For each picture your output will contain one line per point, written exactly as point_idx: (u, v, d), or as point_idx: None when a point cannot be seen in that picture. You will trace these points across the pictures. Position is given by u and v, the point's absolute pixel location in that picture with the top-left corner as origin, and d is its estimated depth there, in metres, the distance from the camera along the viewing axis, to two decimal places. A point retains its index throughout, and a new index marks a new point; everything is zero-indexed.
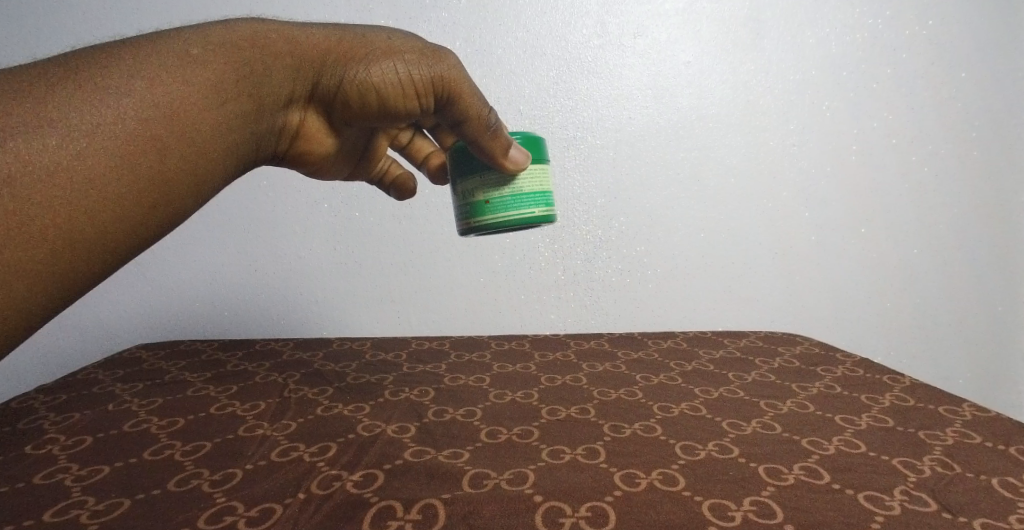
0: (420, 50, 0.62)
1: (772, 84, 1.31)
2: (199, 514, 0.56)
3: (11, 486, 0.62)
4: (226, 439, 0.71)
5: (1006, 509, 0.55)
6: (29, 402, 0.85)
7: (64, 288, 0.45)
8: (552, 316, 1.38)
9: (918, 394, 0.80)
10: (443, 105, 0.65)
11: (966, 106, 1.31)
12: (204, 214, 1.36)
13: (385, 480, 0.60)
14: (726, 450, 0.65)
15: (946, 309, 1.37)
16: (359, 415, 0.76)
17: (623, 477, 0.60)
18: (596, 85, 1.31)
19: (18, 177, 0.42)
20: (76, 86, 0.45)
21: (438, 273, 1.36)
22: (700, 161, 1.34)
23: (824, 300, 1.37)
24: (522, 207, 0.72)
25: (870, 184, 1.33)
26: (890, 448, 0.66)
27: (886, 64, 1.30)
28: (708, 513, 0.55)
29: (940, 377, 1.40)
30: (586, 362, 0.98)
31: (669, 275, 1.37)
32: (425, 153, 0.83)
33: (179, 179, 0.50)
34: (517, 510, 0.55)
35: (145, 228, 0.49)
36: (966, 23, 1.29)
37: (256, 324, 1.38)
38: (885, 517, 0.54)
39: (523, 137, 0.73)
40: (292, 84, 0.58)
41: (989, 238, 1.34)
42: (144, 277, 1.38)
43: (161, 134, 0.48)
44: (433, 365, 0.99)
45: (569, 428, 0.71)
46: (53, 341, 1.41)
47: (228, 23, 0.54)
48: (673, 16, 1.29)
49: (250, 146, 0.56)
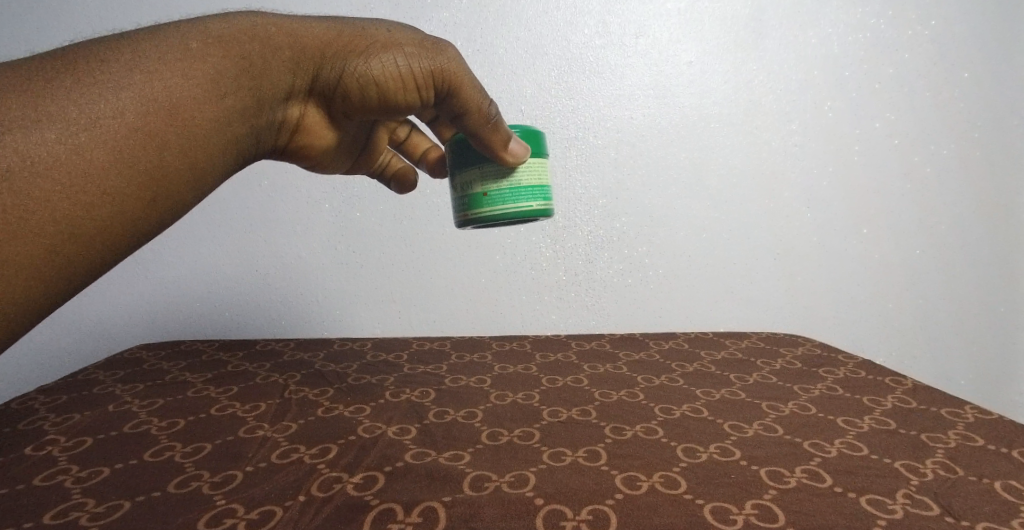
0: (420, 42, 0.61)
1: (773, 83, 1.31)
2: (198, 518, 0.56)
3: (10, 487, 0.62)
4: (226, 440, 0.71)
5: (1009, 513, 0.55)
6: (29, 403, 0.85)
7: (63, 285, 0.45)
8: (553, 316, 1.38)
9: (921, 396, 0.80)
10: (443, 98, 0.64)
11: (969, 106, 1.30)
12: (204, 213, 1.36)
13: (385, 483, 0.60)
14: (728, 453, 0.65)
15: (948, 310, 1.37)
16: (359, 416, 0.76)
17: (624, 480, 0.60)
18: (597, 85, 1.31)
19: (17, 172, 0.42)
20: (75, 80, 0.45)
21: (438, 273, 1.36)
22: (701, 161, 1.33)
23: (826, 303, 1.37)
24: (520, 200, 0.72)
25: (872, 184, 1.33)
26: (892, 451, 0.65)
27: (888, 65, 1.30)
28: (709, 516, 0.54)
29: (941, 378, 1.40)
30: (587, 363, 0.98)
31: (670, 276, 1.36)
32: (423, 149, 0.84)
33: (180, 174, 0.49)
34: (517, 513, 0.55)
35: (145, 222, 0.49)
36: (967, 23, 1.29)
37: (255, 324, 1.38)
38: (887, 521, 0.54)
39: (523, 130, 0.73)
40: (293, 78, 0.58)
41: (992, 237, 1.34)
42: (145, 276, 1.38)
43: (161, 128, 0.48)
44: (434, 365, 0.99)
45: (570, 430, 0.71)
46: (54, 342, 1.41)
47: (228, 15, 0.53)
48: (675, 15, 1.29)
49: (250, 140, 0.56)
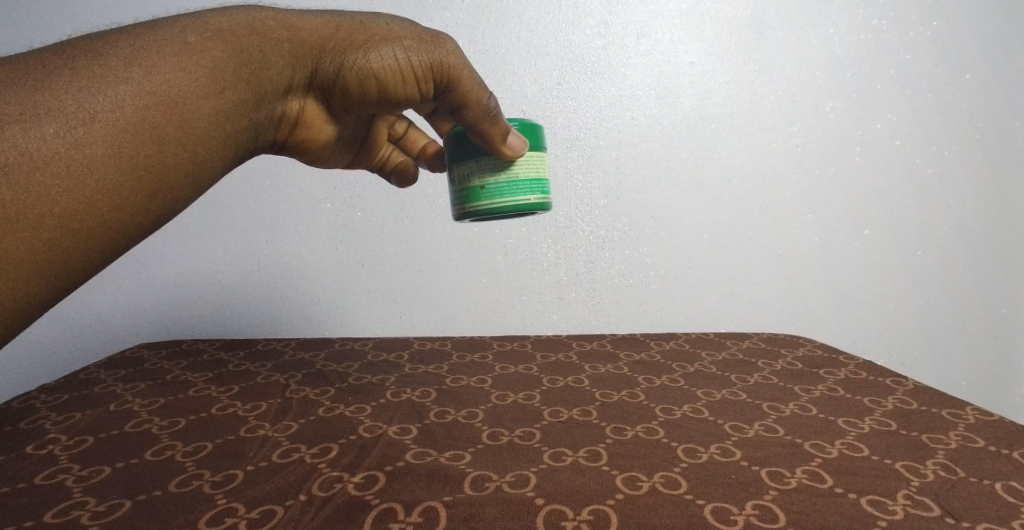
0: (419, 35, 0.62)
1: (775, 84, 1.31)
2: (199, 517, 0.56)
3: (11, 486, 0.62)
4: (227, 440, 0.71)
5: (1009, 515, 0.55)
6: (30, 402, 0.85)
7: (63, 282, 0.45)
8: (554, 317, 1.38)
9: (922, 397, 0.80)
10: (443, 91, 0.65)
11: (971, 108, 1.30)
12: (204, 213, 1.36)
13: (386, 482, 0.60)
14: (728, 453, 0.65)
15: (948, 311, 1.36)
16: (360, 416, 0.77)
17: (625, 481, 0.60)
18: (599, 85, 1.31)
19: (17, 166, 0.43)
20: (73, 75, 0.45)
21: (438, 273, 1.36)
22: (703, 162, 1.33)
23: (827, 304, 1.37)
24: (518, 194, 0.72)
25: (873, 185, 1.33)
26: (893, 452, 0.65)
27: (890, 65, 1.30)
28: (710, 517, 0.54)
29: (941, 380, 1.40)
30: (588, 363, 0.98)
31: (671, 277, 1.36)
32: (421, 145, 0.85)
33: (178, 168, 0.49)
34: (518, 513, 0.55)
35: (145, 216, 0.49)
36: (970, 25, 1.28)
37: (256, 323, 1.38)
38: (887, 521, 0.54)
39: (521, 124, 0.73)
40: (292, 72, 0.58)
41: (993, 238, 1.34)
42: (145, 275, 1.38)
43: (161, 122, 0.48)
44: (434, 365, 0.99)
45: (571, 430, 0.71)
46: (54, 341, 1.42)
47: (227, 10, 0.53)
48: (677, 16, 1.29)
49: (250, 135, 0.56)
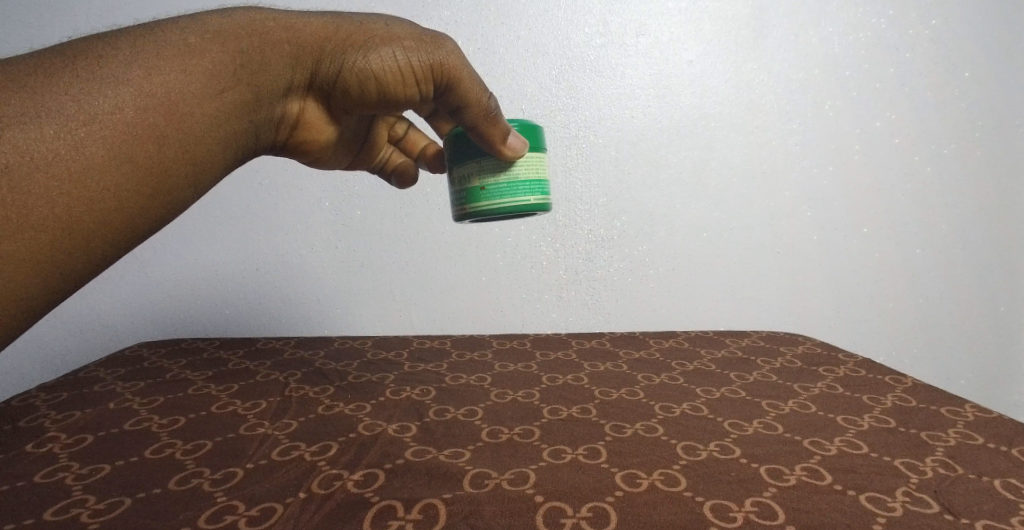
0: (419, 36, 0.62)
1: (774, 83, 1.31)
2: (198, 515, 0.56)
3: (10, 485, 0.62)
4: (227, 438, 0.71)
5: (1008, 511, 0.55)
6: (30, 401, 0.85)
7: (64, 283, 0.45)
8: (554, 315, 1.38)
9: (922, 395, 0.80)
10: (443, 92, 0.65)
11: (970, 106, 1.30)
12: (203, 211, 1.36)
13: (386, 480, 0.60)
14: (727, 451, 0.65)
15: (947, 309, 1.37)
16: (359, 414, 0.76)
17: (624, 477, 0.60)
18: (598, 84, 1.31)
19: (17, 167, 0.42)
20: (73, 76, 0.45)
21: (437, 272, 1.36)
22: (702, 160, 1.33)
23: (827, 302, 1.37)
24: (518, 194, 0.72)
25: (872, 183, 1.33)
26: (892, 449, 0.66)
27: (889, 64, 1.30)
28: (709, 514, 0.55)
29: (941, 378, 1.40)
30: (588, 362, 0.98)
31: (671, 275, 1.37)
32: (421, 145, 0.85)
33: (178, 169, 0.50)
34: (517, 510, 0.55)
35: (145, 217, 0.49)
36: (969, 23, 1.28)
37: (256, 322, 1.38)
38: (887, 518, 0.54)
39: (521, 125, 0.73)
40: (292, 73, 0.58)
41: (992, 237, 1.34)
42: (144, 273, 1.38)
43: (161, 124, 0.48)
44: (434, 364, 0.99)
45: (570, 428, 0.71)
46: (53, 339, 1.42)
47: (227, 11, 0.53)
48: (676, 15, 1.29)
49: (250, 136, 0.56)
